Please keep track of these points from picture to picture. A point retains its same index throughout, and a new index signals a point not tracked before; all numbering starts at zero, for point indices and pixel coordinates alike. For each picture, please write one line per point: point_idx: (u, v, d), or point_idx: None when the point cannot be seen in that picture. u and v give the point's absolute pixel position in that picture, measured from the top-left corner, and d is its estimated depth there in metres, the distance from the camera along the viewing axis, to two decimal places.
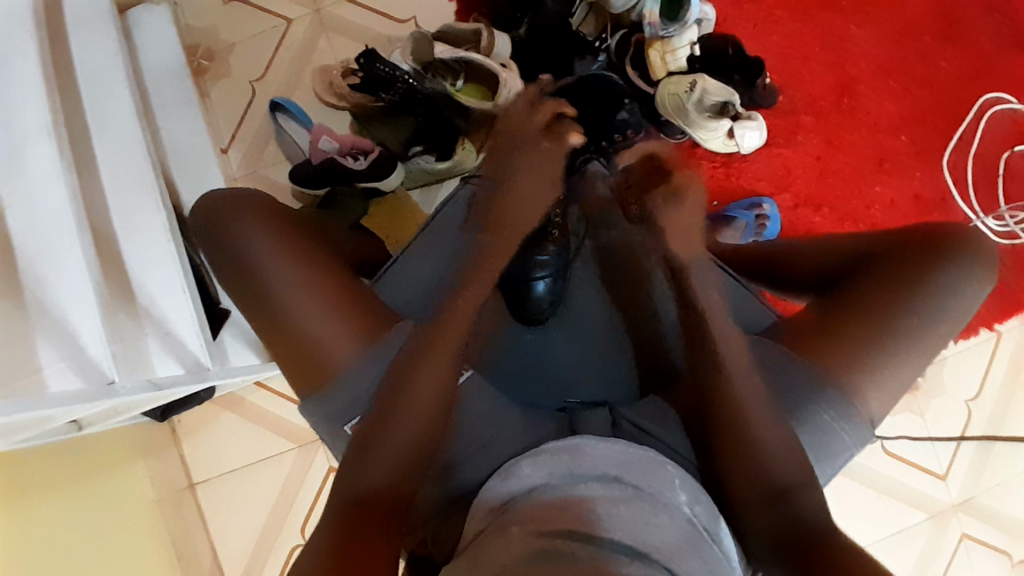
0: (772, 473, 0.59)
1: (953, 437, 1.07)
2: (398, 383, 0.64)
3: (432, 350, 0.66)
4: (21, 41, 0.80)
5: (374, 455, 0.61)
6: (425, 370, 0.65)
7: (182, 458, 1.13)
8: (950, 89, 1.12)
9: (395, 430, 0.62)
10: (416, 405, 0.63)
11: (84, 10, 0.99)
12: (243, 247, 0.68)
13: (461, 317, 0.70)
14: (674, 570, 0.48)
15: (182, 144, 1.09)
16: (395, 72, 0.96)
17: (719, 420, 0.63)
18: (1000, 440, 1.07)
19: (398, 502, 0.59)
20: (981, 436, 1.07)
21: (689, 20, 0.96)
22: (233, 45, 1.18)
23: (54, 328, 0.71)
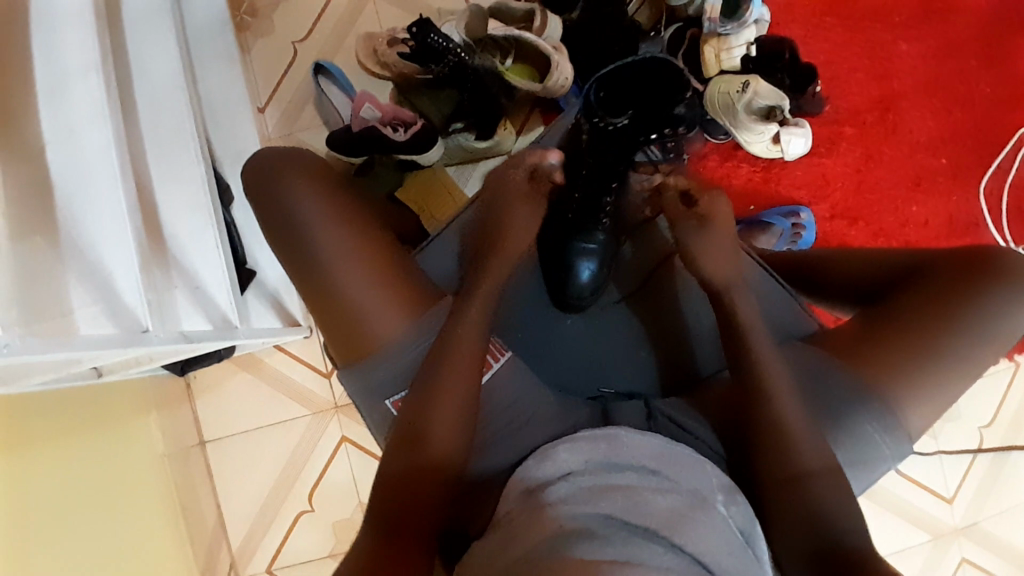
0: (800, 473, 0.60)
1: (963, 460, 1.07)
2: (426, 390, 0.63)
3: (454, 355, 0.64)
4: None
5: (408, 451, 0.61)
6: (447, 379, 0.63)
7: (193, 414, 1.13)
8: (992, 115, 1.10)
9: (429, 429, 0.62)
10: (443, 412, 0.62)
11: None
12: (292, 214, 0.69)
13: (465, 335, 0.66)
14: (709, 567, 0.48)
15: (221, 97, 1.08)
16: (449, 44, 0.92)
17: (754, 420, 0.63)
18: (1010, 468, 1.07)
19: (439, 494, 0.61)
20: (991, 462, 1.07)
21: (747, 19, 0.94)
22: (278, 3, 1.16)
23: (91, 273, 0.68)
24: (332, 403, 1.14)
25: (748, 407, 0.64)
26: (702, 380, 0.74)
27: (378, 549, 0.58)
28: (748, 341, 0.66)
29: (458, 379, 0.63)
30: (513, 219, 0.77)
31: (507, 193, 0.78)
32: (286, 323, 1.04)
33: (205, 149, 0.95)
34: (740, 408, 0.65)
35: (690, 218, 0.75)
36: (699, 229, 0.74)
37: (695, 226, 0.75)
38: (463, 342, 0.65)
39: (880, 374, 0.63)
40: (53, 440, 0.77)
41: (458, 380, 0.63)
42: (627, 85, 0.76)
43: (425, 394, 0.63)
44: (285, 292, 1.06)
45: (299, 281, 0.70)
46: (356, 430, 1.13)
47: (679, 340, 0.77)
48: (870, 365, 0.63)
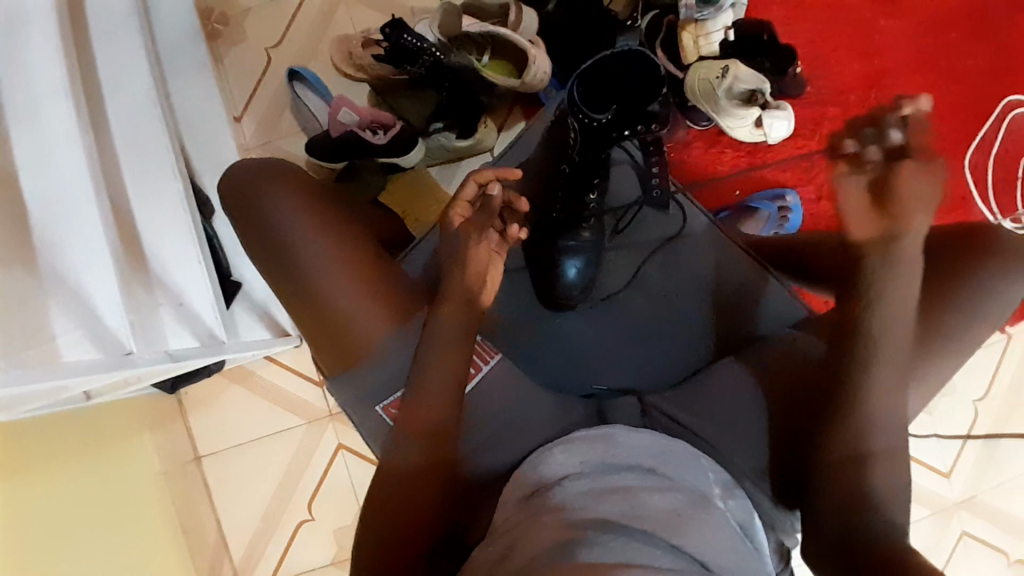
0: None
1: (959, 433, 1.08)
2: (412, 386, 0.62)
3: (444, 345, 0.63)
4: None
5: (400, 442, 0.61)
6: (432, 372, 0.61)
7: (188, 430, 1.12)
8: (973, 87, 1.10)
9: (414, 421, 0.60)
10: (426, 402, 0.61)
11: None
12: (271, 223, 0.68)
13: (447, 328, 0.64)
14: (709, 567, 0.47)
15: (197, 109, 1.06)
16: (423, 44, 0.93)
17: None
18: (1006, 439, 1.08)
19: (430, 489, 0.59)
20: (985, 434, 1.08)
21: (724, 4, 0.94)
22: (249, 9, 1.14)
23: (72, 298, 0.67)
24: (328, 411, 1.13)
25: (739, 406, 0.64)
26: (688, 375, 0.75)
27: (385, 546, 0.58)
28: None
29: (440, 378, 0.61)
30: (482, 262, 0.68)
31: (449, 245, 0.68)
32: (276, 334, 1.03)
33: (183, 163, 0.93)
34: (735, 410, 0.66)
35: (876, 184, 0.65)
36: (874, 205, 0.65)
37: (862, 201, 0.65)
38: (444, 337, 0.63)
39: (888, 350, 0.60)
40: (44, 468, 0.75)
41: (441, 374, 0.61)
42: (604, 80, 0.74)
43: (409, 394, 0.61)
44: (273, 305, 1.04)
45: (282, 292, 0.69)
46: (354, 438, 1.12)
47: (661, 332, 0.79)
48: (882, 342, 0.60)
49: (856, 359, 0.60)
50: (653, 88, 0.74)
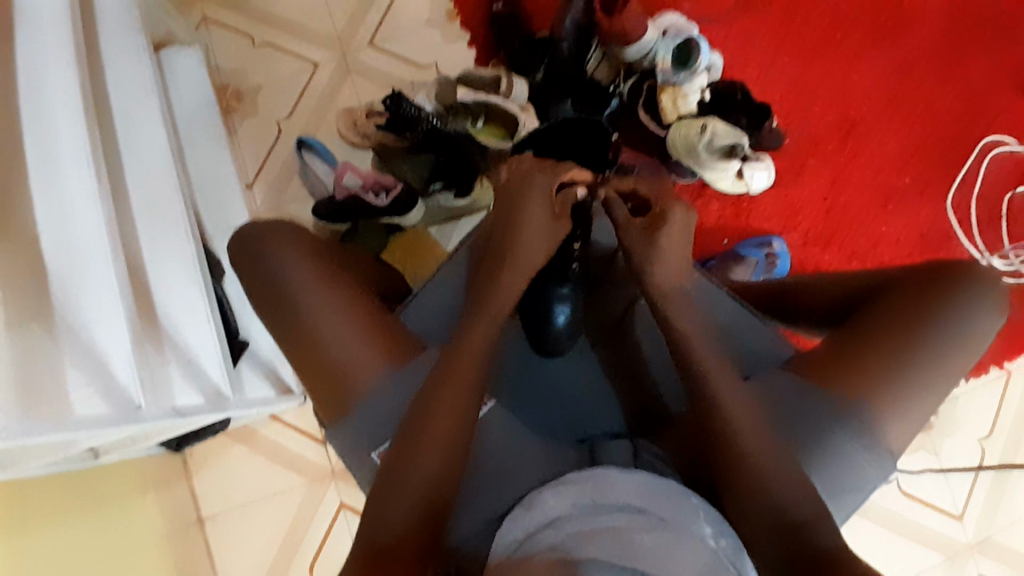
0: (786, 507, 0.59)
1: (968, 471, 1.06)
2: (416, 428, 0.63)
3: (452, 384, 0.65)
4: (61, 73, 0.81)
5: (397, 489, 0.61)
6: (444, 407, 0.64)
7: (191, 492, 1.11)
8: (951, 131, 1.16)
9: (416, 468, 0.62)
10: (433, 445, 0.62)
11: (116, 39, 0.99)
12: (278, 273, 0.72)
13: (473, 347, 0.68)
14: None
15: (210, 178, 1.14)
16: (422, 112, 1.01)
17: (718, 437, 0.63)
18: (1015, 476, 1.06)
19: (420, 537, 0.60)
20: (996, 470, 1.06)
21: (698, 68, 1.02)
22: (262, 86, 1.24)
23: (85, 356, 0.70)
24: (329, 469, 1.13)
25: (706, 441, 0.65)
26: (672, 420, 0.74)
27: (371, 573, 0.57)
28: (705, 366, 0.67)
29: (447, 415, 0.63)
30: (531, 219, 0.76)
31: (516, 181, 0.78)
32: (280, 392, 1.05)
33: (196, 227, 0.98)
34: (702, 444, 0.66)
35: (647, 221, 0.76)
36: (645, 234, 0.75)
37: (640, 233, 0.75)
38: (459, 382, 0.65)
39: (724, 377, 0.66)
40: (47, 523, 0.76)
41: (448, 417, 0.64)
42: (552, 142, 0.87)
43: (407, 438, 0.63)
44: (279, 362, 1.07)
45: (283, 339, 0.72)
46: (354, 494, 1.12)
47: (648, 373, 0.77)
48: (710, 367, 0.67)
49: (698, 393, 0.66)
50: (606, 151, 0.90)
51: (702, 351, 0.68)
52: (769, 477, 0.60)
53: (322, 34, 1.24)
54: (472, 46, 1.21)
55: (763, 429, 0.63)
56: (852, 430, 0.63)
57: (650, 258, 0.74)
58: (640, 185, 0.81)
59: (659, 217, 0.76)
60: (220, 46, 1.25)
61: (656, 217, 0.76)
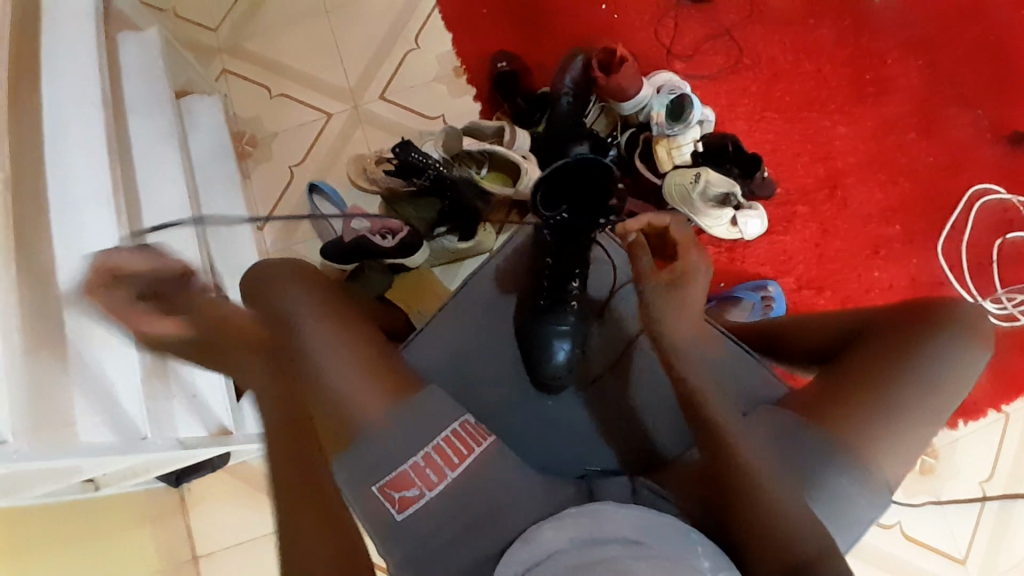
0: (796, 547, 0.59)
1: (973, 503, 1.06)
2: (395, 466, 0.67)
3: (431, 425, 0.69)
4: (87, 119, 0.86)
5: (379, 525, 0.64)
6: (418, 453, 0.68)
7: (187, 530, 1.11)
8: (937, 180, 1.20)
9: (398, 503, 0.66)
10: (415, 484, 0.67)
11: (140, 87, 1.05)
12: (283, 310, 0.74)
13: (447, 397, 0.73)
14: None
15: (222, 218, 1.18)
16: (428, 160, 1.04)
17: (740, 477, 0.63)
18: (1021, 503, 1.06)
19: None
20: (1001, 500, 1.06)
21: (691, 121, 1.06)
22: (275, 133, 1.30)
23: (94, 386, 0.72)
24: None
25: (716, 479, 0.65)
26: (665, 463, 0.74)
27: None
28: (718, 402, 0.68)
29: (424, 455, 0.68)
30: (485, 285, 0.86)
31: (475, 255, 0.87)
32: None
33: (207, 264, 1.02)
34: (713, 477, 0.66)
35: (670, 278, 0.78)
36: (670, 290, 0.77)
37: (665, 288, 0.77)
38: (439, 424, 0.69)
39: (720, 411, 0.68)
40: None
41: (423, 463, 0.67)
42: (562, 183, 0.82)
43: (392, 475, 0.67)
44: None
45: (284, 372, 0.74)
46: None
47: (642, 411, 0.79)
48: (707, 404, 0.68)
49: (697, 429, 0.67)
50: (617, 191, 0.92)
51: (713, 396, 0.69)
52: (782, 509, 0.61)
53: (335, 87, 1.31)
54: (477, 99, 1.28)
55: (769, 465, 0.64)
56: (844, 466, 0.64)
57: (666, 318, 0.76)
58: (656, 221, 0.83)
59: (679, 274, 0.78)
60: (238, 97, 1.32)
61: (677, 274, 0.78)
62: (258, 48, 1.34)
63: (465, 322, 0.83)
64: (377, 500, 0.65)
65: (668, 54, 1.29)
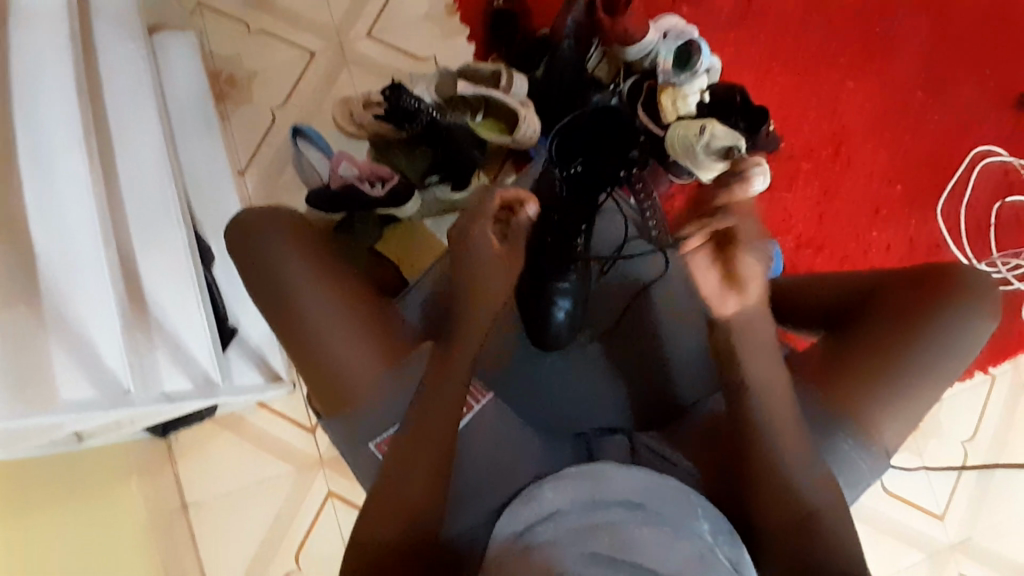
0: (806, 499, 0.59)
1: (951, 472, 1.09)
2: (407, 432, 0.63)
3: (441, 390, 0.64)
4: (52, 54, 0.79)
5: (397, 490, 0.60)
6: (433, 421, 0.63)
7: (175, 481, 1.10)
8: (942, 140, 1.18)
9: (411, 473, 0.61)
10: (426, 452, 0.61)
11: (108, 19, 0.96)
12: (274, 267, 0.71)
13: (457, 359, 0.67)
14: None
15: (202, 165, 1.12)
16: (421, 104, 1.00)
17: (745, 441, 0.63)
18: (998, 473, 1.09)
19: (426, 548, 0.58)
20: (978, 472, 1.09)
21: (699, 69, 1.02)
22: (256, 73, 1.22)
23: (75, 341, 0.69)
24: (317, 459, 1.12)
25: (737, 437, 0.64)
26: (686, 408, 0.74)
27: None
28: None
29: (439, 421, 0.63)
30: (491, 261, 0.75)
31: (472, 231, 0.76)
32: (268, 380, 1.04)
33: (188, 213, 0.96)
34: (734, 440, 0.65)
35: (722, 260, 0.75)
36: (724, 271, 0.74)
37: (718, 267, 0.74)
38: (450, 379, 0.65)
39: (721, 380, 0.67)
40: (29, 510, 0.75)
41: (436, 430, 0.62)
42: (581, 139, 0.87)
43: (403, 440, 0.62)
44: (269, 349, 1.05)
45: (277, 330, 0.71)
46: (344, 485, 1.11)
47: (647, 366, 0.78)
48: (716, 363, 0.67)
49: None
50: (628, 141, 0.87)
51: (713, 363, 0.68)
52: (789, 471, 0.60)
53: (319, 23, 1.22)
54: (471, 40, 1.20)
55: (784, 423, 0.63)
56: (846, 429, 0.65)
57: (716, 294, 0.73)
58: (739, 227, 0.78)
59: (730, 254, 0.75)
60: (215, 32, 1.23)
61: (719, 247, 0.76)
62: None
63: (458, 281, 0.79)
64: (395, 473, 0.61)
65: None
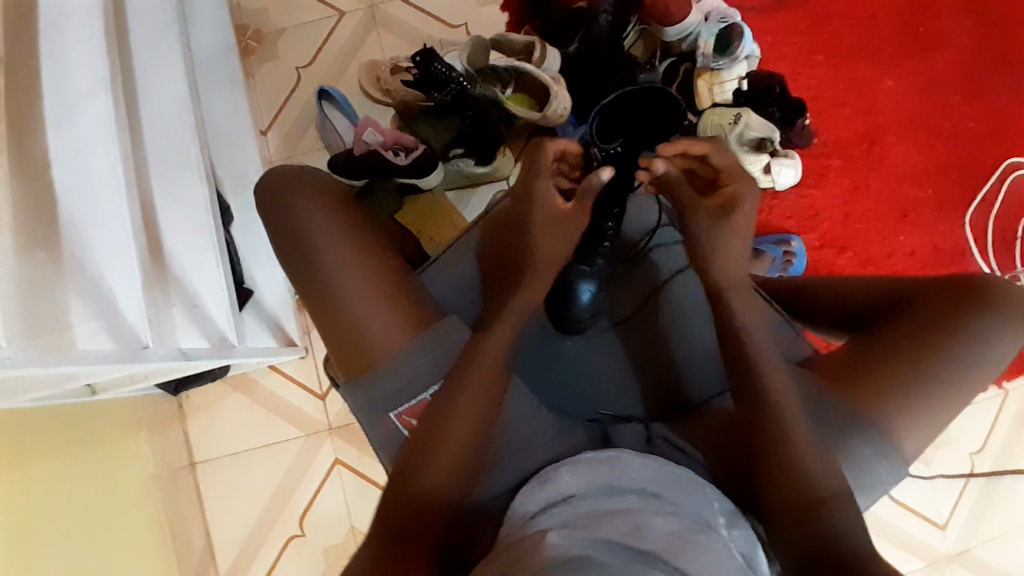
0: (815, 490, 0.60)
1: (957, 478, 1.09)
2: (445, 402, 0.64)
3: (479, 366, 0.66)
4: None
5: (432, 459, 0.63)
6: (471, 396, 0.64)
7: (184, 437, 1.11)
8: (977, 146, 1.15)
9: (447, 440, 0.63)
10: (461, 424, 0.64)
11: None
12: (305, 223, 0.70)
13: (499, 333, 0.69)
14: (684, 570, 0.49)
15: (227, 122, 1.11)
16: (452, 73, 0.97)
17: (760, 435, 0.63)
18: (1006, 479, 1.08)
19: (446, 514, 0.61)
20: (987, 477, 1.09)
21: (739, 55, 0.99)
22: (283, 30, 1.19)
23: (94, 292, 0.68)
24: (325, 426, 1.12)
25: (749, 436, 0.64)
26: (692, 406, 0.74)
27: (386, 552, 0.59)
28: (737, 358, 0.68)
29: (478, 395, 0.65)
30: (547, 233, 0.74)
31: (537, 203, 0.74)
32: (281, 344, 1.04)
33: (208, 170, 0.95)
34: (742, 446, 0.65)
35: (703, 207, 0.73)
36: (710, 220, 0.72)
37: (706, 218, 0.72)
38: (487, 355, 0.67)
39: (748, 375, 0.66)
40: (43, 456, 0.76)
41: (474, 403, 0.64)
42: (619, 118, 0.89)
43: (438, 410, 0.64)
44: (283, 314, 1.07)
45: (302, 287, 0.70)
46: (350, 453, 1.11)
47: (668, 355, 0.77)
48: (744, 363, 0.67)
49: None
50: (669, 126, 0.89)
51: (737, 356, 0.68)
52: (801, 468, 0.61)
53: None
54: (504, 10, 1.17)
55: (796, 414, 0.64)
56: (868, 434, 0.64)
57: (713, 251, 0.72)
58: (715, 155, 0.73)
59: (726, 202, 0.72)
60: None
61: (727, 200, 0.72)
62: None
63: (491, 255, 0.78)
64: (425, 438, 0.64)
65: None
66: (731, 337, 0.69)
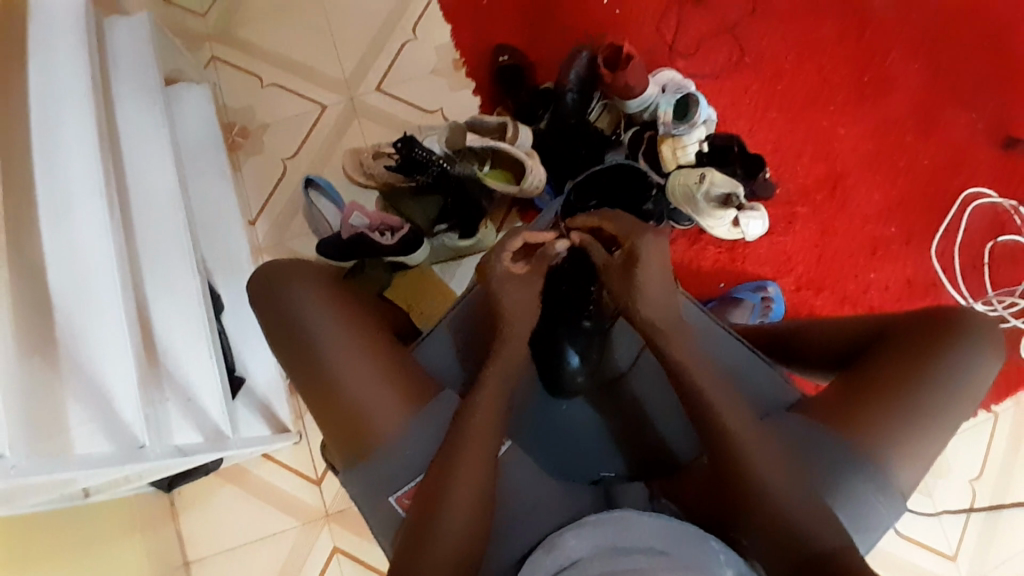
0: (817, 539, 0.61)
1: (960, 515, 1.08)
2: (444, 475, 0.64)
3: (474, 435, 0.66)
4: (76, 105, 0.81)
5: (432, 535, 0.61)
6: (468, 466, 0.64)
7: (178, 535, 1.08)
8: (935, 179, 1.22)
9: (446, 514, 0.62)
10: (460, 497, 0.63)
11: (128, 72, 0.99)
12: (294, 308, 0.72)
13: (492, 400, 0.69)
14: None
15: (217, 213, 1.15)
16: (431, 156, 1.04)
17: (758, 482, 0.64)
18: (1006, 514, 1.08)
19: None
20: (987, 513, 1.08)
21: (696, 120, 1.08)
22: (268, 124, 1.26)
23: (90, 391, 0.68)
24: (323, 512, 1.10)
25: (731, 487, 0.66)
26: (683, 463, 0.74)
27: None
28: (726, 408, 0.68)
29: (473, 464, 0.64)
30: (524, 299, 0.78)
31: (501, 274, 0.78)
32: (275, 430, 1.03)
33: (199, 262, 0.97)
34: (722, 491, 0.67)
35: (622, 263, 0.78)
36: (623, 271, 0.77)
37: (620, 269, 0.78)
38: (480, 424, 0.67)
39: (738, 423, 0.68)
40: (38, 562, 0.74)
41: (469, 471, 0.64)
42: (597, 184, 1.06)
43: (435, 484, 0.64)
44: (275, 398, 1.07)
45: (296, 370, 0.72)
46: (349, 539, 1.08)
47: (661, 412, 0.78)
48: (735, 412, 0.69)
49: (717, 441, 0.67)
50: (638, 194, 1.07)
51: (724, 407, 0.69)
52: (800, 513, 0.62)
53: (331, 77, 1.27)
54: (476, 93, 1.25)
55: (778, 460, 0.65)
56: (865, 471, 0.65)
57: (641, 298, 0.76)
58: (610, 219, 0.82)
59: (631, 252, 0.77)
60: (228, 85, 1.28)
61: (630, 252, 0.78)
62: (249, 35, 1.29)
63: (478, 329, 0.81)
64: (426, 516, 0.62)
65: (671, 52, 1.28)
66: (720, 387, 0.70)
